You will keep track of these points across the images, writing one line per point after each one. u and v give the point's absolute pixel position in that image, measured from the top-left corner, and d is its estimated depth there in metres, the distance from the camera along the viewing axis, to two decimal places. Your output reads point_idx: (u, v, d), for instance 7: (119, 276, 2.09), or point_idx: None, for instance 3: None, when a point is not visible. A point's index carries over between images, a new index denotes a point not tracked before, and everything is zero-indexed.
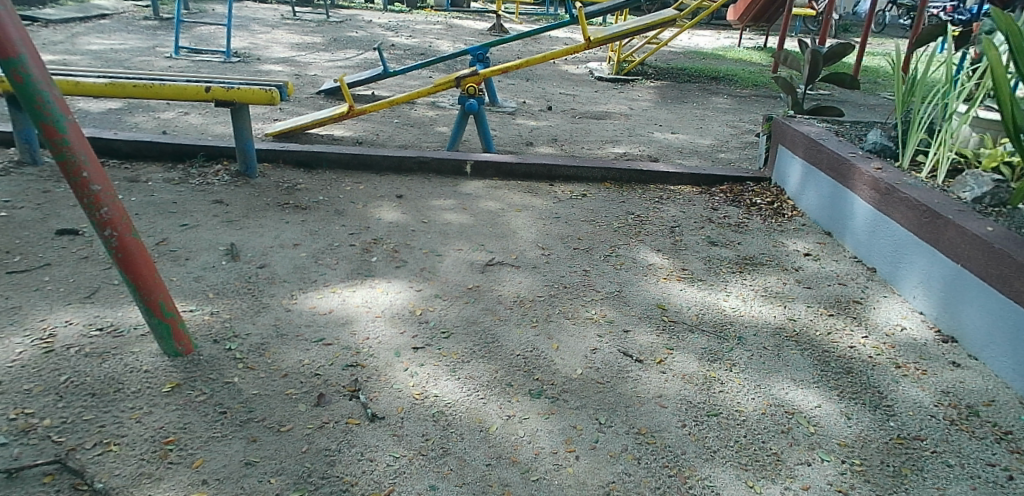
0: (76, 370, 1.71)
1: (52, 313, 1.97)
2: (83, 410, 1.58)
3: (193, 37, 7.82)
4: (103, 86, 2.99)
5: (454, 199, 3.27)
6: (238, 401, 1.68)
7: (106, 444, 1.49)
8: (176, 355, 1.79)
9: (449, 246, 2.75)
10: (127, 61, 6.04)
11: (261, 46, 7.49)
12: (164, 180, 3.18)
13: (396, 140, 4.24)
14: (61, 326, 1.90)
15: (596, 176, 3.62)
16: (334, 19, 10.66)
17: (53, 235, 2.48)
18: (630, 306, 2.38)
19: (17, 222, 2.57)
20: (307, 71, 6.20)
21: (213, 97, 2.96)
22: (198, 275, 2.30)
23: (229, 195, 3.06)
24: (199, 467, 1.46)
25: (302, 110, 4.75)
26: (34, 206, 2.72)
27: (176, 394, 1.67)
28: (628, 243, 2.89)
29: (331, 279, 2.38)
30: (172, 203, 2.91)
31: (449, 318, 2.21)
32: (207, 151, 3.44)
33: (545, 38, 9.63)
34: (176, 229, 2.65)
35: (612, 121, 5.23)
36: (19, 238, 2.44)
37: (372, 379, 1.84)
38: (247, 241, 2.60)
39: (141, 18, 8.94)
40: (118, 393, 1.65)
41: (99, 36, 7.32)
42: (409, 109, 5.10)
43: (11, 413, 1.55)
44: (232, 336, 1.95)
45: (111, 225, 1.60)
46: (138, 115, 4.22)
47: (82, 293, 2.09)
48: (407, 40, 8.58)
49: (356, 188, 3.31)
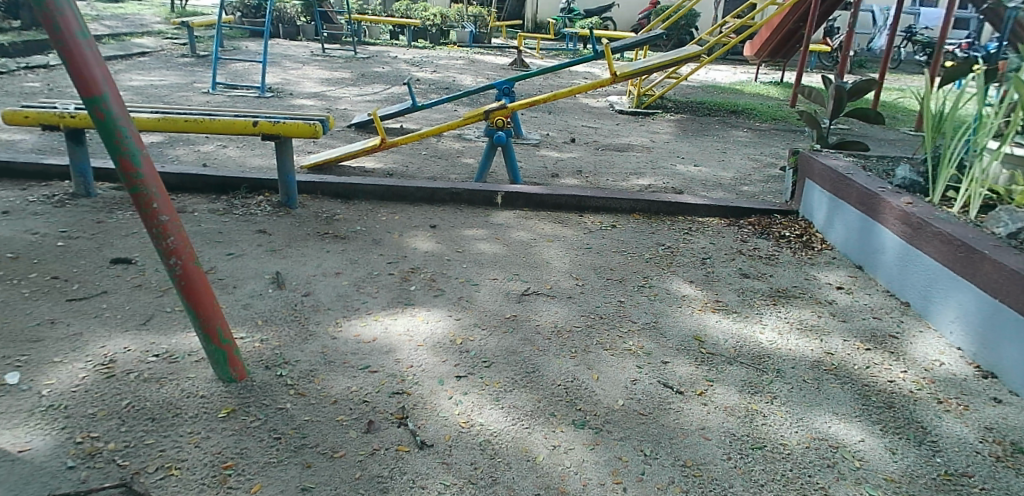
0: (136, 395, 1.75)
1: (110, 339, 2.02)
2: (145, 434, 1.61)
3: (226, 73, 8.02)
4: (156, 121, 3.09)
5: (486, 229, 3.32)
6: (290, 426, 1.71)
7: (168, 468, 1.52)
8: (230, 381, 1.83)
9: (485, 275, 2.79)
10: (166, 97, 6.22)
11: (292, 81, 7.66)
12: (209, 211, 3.26)
13: (425, 171, 4.32)
14: (120, 352, 1.95)
15: (625, 207, 3.66)
16: (360, 54, 10.90)
17: (108, 265, 2.54)
18: (666, 337, 2.40)
19: (72, 252, 2.64)
20: (337, 105, 6.35)
21: (259, 131, 3.04)
22: (246, 302, 2.34)
23: (271, 225, 3.13)
24: (258, 492, 1.49)
25: (335, 143, 4.87)
26: (88, 236, 2.81)
27: (231, 419, 1.70)
28: (661, 274, 2.92)
29: (372, 307, 2.43)
30: (218, 233, 2.98)
31: (489, 347, 2.23)
32: (249, 183, 3.52)
33: (566, 73, 9.82)
34: (223, 258, 2.71)
35: (635, 153, 5.30)
36: (75, 267, 2.51)
37: (418, 406, 1.87)
38: (292, 270, 2.66)
39: (179, 55, 9.22)
40: (176, 418, 1.68)
41: (138, 73, 7.54)
42: (437, 141, 5.21)
43: (78, 437, 1.58)
44: (282, 363, 1.98)
45: (176, 253, 1.65)
46: (179, 149, 4.34)
47: (137, 320, 2.14)
48: (432, 75, 8.79)
49: (391, 218, 3.37)
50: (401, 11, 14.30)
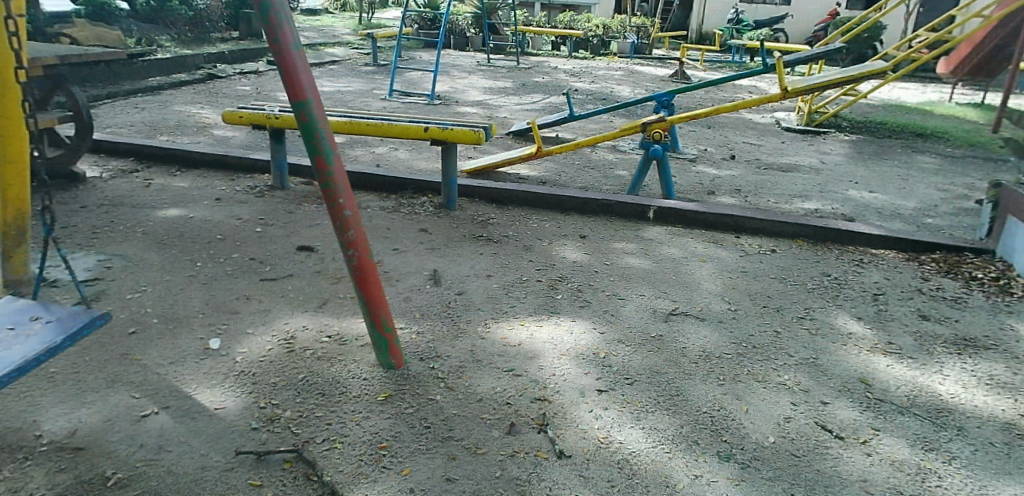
0: (310, 369, 1.99)
1: (293, 317, 2.33)
2: (316, 407, 1.82)
3: (401, 81, 8.62)
4: (343, 125, 3.43)
5: (636, 243, 3.28)
6: (440, 418, 1.80)
7: (333, 441, 1.69)
8: (389, 367, 1.97)
9: (632, 290, 2.76)
10: (350, 102, 6.82)
11: (459, 90, 8.06)
12: (379, 208, 3.53)
13: (578, 181, 4.35)
14: (300, 330, 2.24)
15: (787, 231, 3.45)
16: (523, 65, 11.23)
17: (293, 252, 2.93)
18: (827, 376, 2.22)
19: (266, 237, 3.10)
20: (498, 113, 6.59)
21: (430, 136, 3.24)
22: (406, 296, 2.51)
23: (432, 224, 3.33)
24: (407, 475, 1.59)
25: (494, 149, 5.06)
26: (280, 225, 3.26)
27: (388, 403, 1.84)
28: (824, 307, 2.71)
29: (520, 311, 2.49)
30: (385, 228, 3.22)
31: (632, 365, 2.20)
32: (415, 184, 3.76)
33: (730, 87, 9.44)
34: (389, 252, 2.93)
35: (801, 174, 4.97)
36: (269, 251, 2.94)
37: (559, 415, 1.89)
38: (448, 268, 2.80)
39: (362, 64, 10.07)
40: (342, 397, 1.86)
41: (328, 79, 8.34)
42: (591, 151, 5.23)
43: (262, 402, 1.85)
44: (435, 356, 2.10)
45: (354, 246, 1.80)
46: (358, 150, 4.73)
47: (313, 303, 2.44)
48: (590, 86, 8.85)
49: (543, 226, 3.44)
50: (565, 22, 14.50)
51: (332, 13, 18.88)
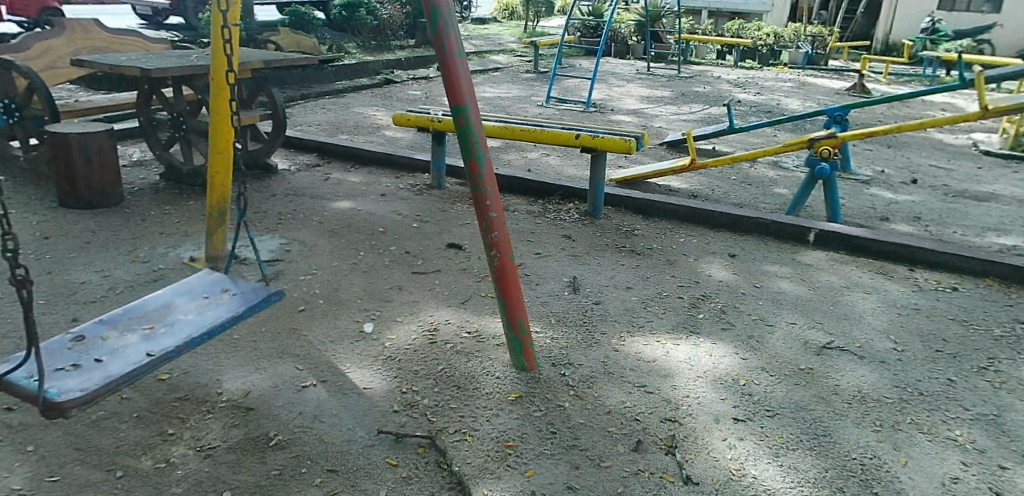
0: (448, 362, 2.17)
1: (437, 310, 2.55)
2: (451, 399, 1.98)
3: (559, 88, 8.74)
4: (498, 129, 3.60)
5: (791, 267, 3.09)
6: (566, 425, 1.87)
7: (463, 433, 1.83)
8: (521, 369, 2.09)
9: (782, 317, 2.60)
10: (508, 107, 7.06)
11: (615, 98, 8.02)
12: (527, 212, 3.65)
13: (732, 197, 4.17)
14: (442, 323, 2.44)
15: (974, 268, 3.06)
16: (684, 74, 10.93)
17: (444, 250, 3.11)
18: (1009, 437, 1.94)
19: (422, 233, 3.33)
20: (654, 123, 6.48)
21: (580, 143, 3.30)
22: (543, 300, 2.62)
23: (576, 231, 3.38)
24: (530, 477, 1.67)
25: (647, 159, 4.98)
26: (434, 223, 3.48)
27: (517, 404, 1.95)
28: (1014, 358, 2.38)
29: (657, 327, 2.46)
30: (531, 232, 3.33)
31: (775, 397, 2.07)
32: (563, 190, 3.82)
33: (919, 103, 8.51)
34: (532, 256, 3.03)
35: (999, 205, 4.37)
36: (423, 248, 3.15)
37: (689, 439, 1.84)
38: (588, 277, 2.85)
39: (523, 71, 10.36)
40: (475, 391, 2.02)
41: (490, 85, 8.68)
42: (750, 166, 4.98)
43: (404, 387, 2.05)
44: (567, 364, 2.18)
45: (497, 247, 1.92)
46: (511, 154, 4.89)
47: (458, 298, 2.64)
48: (755, 97, 8.41)
49: (690, 241, 3.35)
50: (733, 30, 13.89)
51: (499, 22, 19.57)
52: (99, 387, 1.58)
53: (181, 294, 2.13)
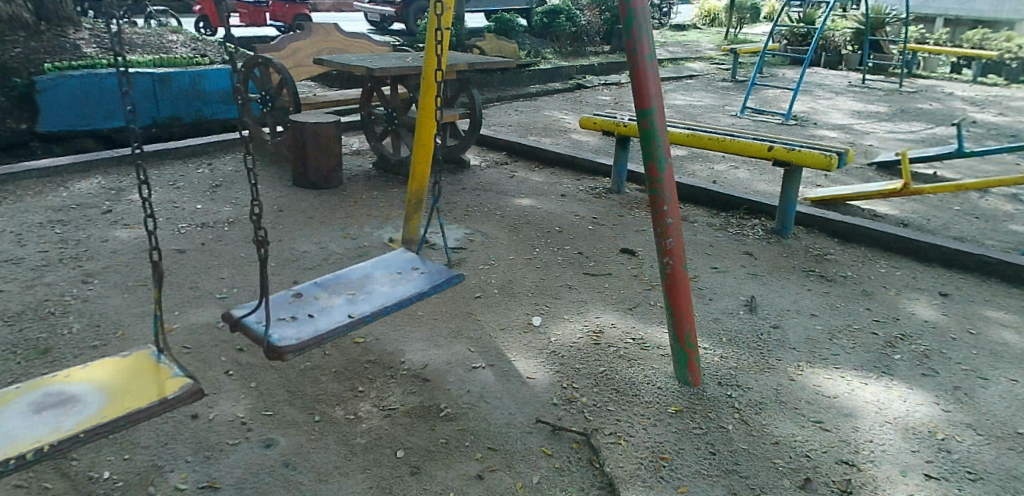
0: (610, 367, 2.47)
1: (603, 314, 2.93)
2: (609, 401, 2.25)
3: (757, 99, 8.33)
4: (687, 136, 3.64)
5: (1017, 314, 2.71)
6: (727, 448, 1.96)
7: (617, 436, 2.05)
8: (685, 382, 2.27)
9: (1000, 371, 2.30)
10: (700, 116, 6.88)
11: (820, 111, 7.45)
12: (707, 224, 3.65)
13: (952, 229, 3.70)
14: (608, 326, 2.81)
15: None
16: (907, 87, 9.81)
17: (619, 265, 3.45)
18: None
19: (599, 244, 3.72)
20: (864, 140, 5.93)
21: (773, 155, 3.25)
22: (716, 317, 2.70)
23: (760, 249, 3.33)
24: (681, 491, 1.80)
25: (851, 179, 4.59)
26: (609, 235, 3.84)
27: (676, 417, 2.12)
28: None
29: (843, 362, 2.39)
30: (710, 245, 3.36)
31: (982, 461, 1.87)
32: (749, 206, 3.77)
33: None
34: (708, 270, 3.10)
35: None
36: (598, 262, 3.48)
37: (867, 488, 1.78)
38: (767, 298, 2.85)
39: (720, 80, 9.99)
40: (633, 397, 2.26)
41: (683, 93, 8.51)
42: (979, 195, 4.38)
43: (564, 383, 2.38)
44: (734, 384, 2.27)
45: (670, 254, 2.21)
46: (697, 164, 4.74)
47: (626, 305, 3.02)
48: (995, 117, 7.32)
49: (891, 273, 3.08)
50: (975, 41, 12.16)
51: (700, 28, 18.96)
52: (310, 338, 1.89)
53: (378, 267, 2.41)
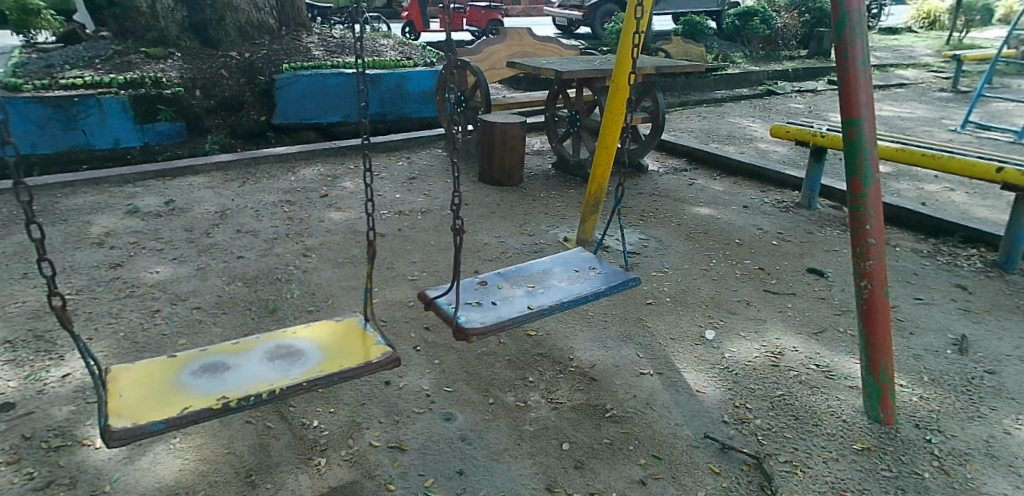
0: (789, 391, 2.36)
1: (784, 335, 2.78)
2: (786, 427, 2.17)
3: (984, 112, 7.31)
4: (896, 151, 3.30)
5: None
6: None
7: (793, 466, 2.00)
8: (877, 420, 2.14)
9: None
10: (910, 129, 6.20)
11: None
12: (912, 250, 3.32)
13: None
14: (789, 349, 2.66)
15: None
16: None
17: (806, 284, 3.26)
18: None
19: (786, 257, 3.57)
20: None
21: (1003, 178, 2.88)
22: (917, 354, 2.48)
23: (976, 284, 2.98)
24: None
25: None
26: (797, 252, 3.63)
27: (863, 455, 2.03)
28: None
29: None
30: (914, 273, 3.07)
31: None
32: (965, 233, 3.37)
33: None
34: (910, 301, 2.83)
35: None
36: (780, 280, 3.30)
37: None
38: (982, 339, 2.56)
39: (937, 89, 8.90)
40: (814, 428, 2.16)
41: (890, 103, 7.72)
42: None
43: (737, 401, 2.32)
44: (936, 429, 2.11)
45: (869, 277, 2.06)
46: (903, 183, 4.30)
47: (812, 328, 2.84)
48: None
49: None
50: None
51: (917, 32, 16.93)
52: (493, 323, 2.02)
53: (558, 264, 2.49)
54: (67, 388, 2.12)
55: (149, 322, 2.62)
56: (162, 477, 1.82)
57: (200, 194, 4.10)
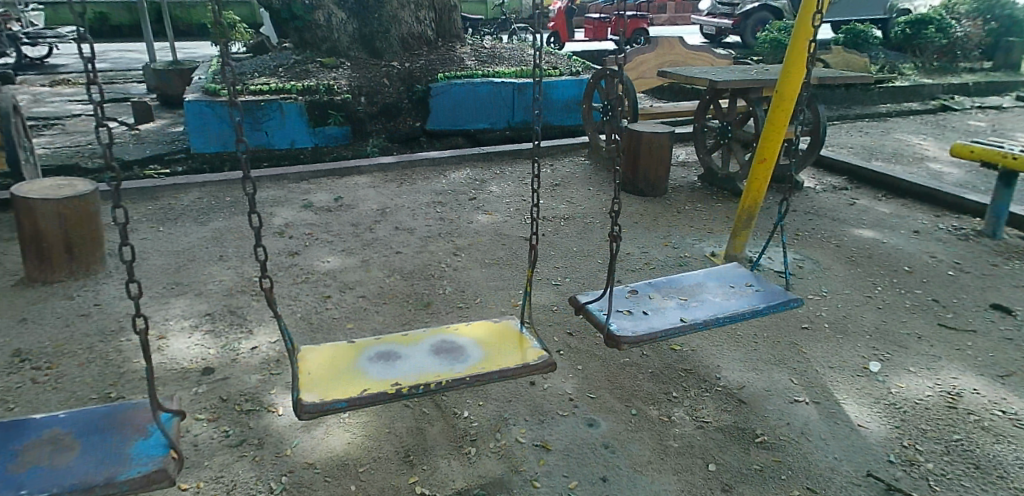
0: (968, 437, 2.16)
1: (963, 375, 2.52)
2: (964, 476, 1.99)
3: None
4: None
5: None
6: None
7: None
8: None
9: None
10: None
11: None
12: None
13: None
14: (968, 391, 2.42)
15: None
16: None
17: (989, 321, 2.94)
18: None
19: (964, 289, 3.23)
20: None
21: None
22: None
23: None
24: None
25: None
26: (977, 284, 3.27)
27: None
28: None
29: None
30: None
31: None
32: None
33: None
34: None
35: None
36: (957, 314, 3.00)
37: None
38: None
39: None
40: (999, 480, 1.97)
41: None
42: None
43: (905, 441, 2.15)
44: None
45: None
46: None
47: (997, 371, 2.54)
48: None
49: None
50: None
51: None
52: (646, 334, 2.01)
53: (712, 278, 2.43)
54: (255, 359, 2.39)
55: (322, 306, 2.89)
56: (333, 448, 2.00)
57: (363, 192, 4.44)
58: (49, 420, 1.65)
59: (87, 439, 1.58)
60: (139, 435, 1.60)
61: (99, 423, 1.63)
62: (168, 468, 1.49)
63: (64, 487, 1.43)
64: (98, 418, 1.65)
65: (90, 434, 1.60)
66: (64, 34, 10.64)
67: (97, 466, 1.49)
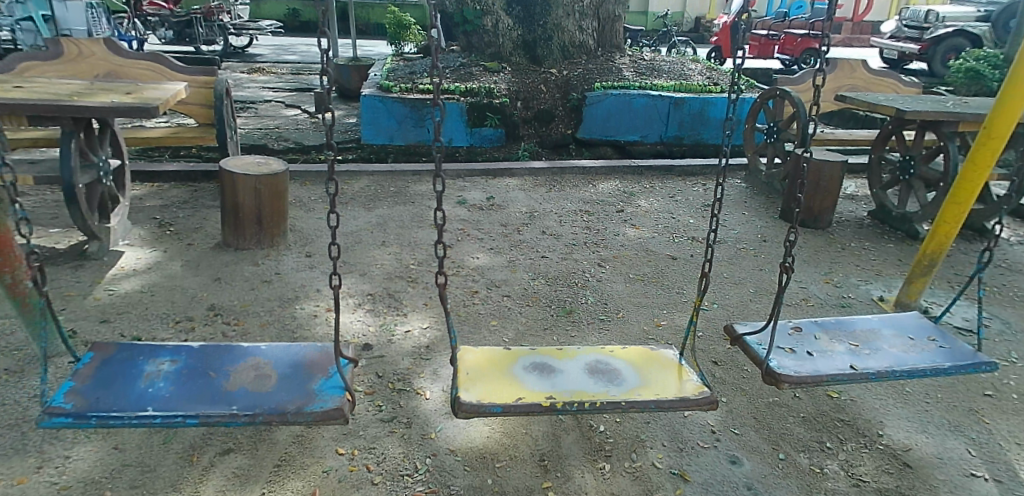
0: None
1: None
2: None
3: None
4: None
5: None
6: None
7: None
8: None
9: None
10: None
11: None
12: None
13: None
14: None
15: None
16: None
17: None
18: None
19: None
20: None
21: None
22: None
23: None
24: None
25: None
26: None
27: None
28: None
29: None
30: None
31: None
32: None
33: None
34: None
35: None
36: None
37: None
38: None
39: None
40: None
41: None
42: None
43: None
44: None
45: None
46: None
47: None
48: None
49: None
50: None
51: None
52: (810, 376, 1.89)
53: (888, 327, 2.23)
54: (408, 343, 2.53)
55: (470, 300, 3.00)
56: (474, 440, 2.07)
57: (514, 194, 4.55)
58: (255, 351, 1.93)
59: (282, 373, 1.83)
60: (322, 375, 1.82)
61: (292, 362, 1.88)
62: (343, 408, 1.67)
63: (265, 409, 1.66)
64: (292, 358, 1.90)
65: (285, 370, 1.84)
66: (263, 27, 11.78)
67: (290, 395, 1.71)
